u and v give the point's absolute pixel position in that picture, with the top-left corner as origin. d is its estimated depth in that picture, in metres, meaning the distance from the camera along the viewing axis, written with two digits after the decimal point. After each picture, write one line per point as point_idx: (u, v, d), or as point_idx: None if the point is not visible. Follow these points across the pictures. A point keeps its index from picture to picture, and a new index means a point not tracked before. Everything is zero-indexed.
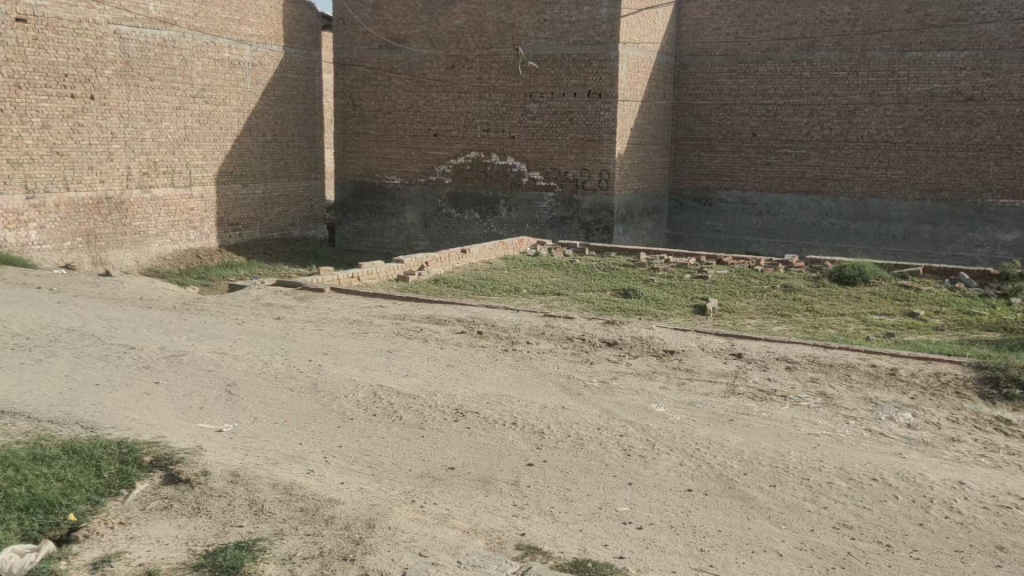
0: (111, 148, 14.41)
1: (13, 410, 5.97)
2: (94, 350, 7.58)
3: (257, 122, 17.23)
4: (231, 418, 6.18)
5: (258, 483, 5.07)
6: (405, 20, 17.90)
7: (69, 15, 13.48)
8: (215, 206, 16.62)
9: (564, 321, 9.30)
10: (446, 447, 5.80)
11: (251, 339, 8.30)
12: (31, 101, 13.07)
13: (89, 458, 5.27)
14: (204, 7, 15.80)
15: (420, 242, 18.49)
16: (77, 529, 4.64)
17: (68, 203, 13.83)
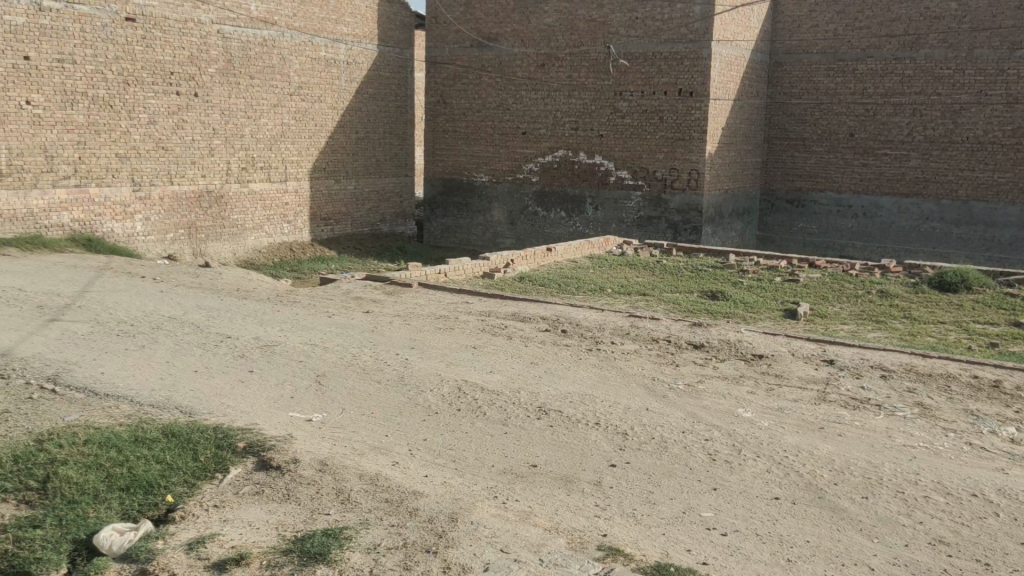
0: (212, 143, 14.96)
1: (117, 393, 6.28)
2: (194, 338, 7.89)
3: (350, 119, 17.61)
4: (320, 408, 6.34)
5: (345, 472, 5.18)
6: (496, 18, 18.01)
7: (176, 14, 14.05)
8: (308, 201, 17.06)
9: (650, 322, 9.22)
10: (529, 444, 5.82)
11: (341, 331, 8.49)
12: (138, 98, 13.67)
13: (187, 441, 5.48)
14: (303, 7, 16.25)
15: (506, 240, 18.58)
16: (173, 510, 4.84)
17: (171, 196, 14.45)
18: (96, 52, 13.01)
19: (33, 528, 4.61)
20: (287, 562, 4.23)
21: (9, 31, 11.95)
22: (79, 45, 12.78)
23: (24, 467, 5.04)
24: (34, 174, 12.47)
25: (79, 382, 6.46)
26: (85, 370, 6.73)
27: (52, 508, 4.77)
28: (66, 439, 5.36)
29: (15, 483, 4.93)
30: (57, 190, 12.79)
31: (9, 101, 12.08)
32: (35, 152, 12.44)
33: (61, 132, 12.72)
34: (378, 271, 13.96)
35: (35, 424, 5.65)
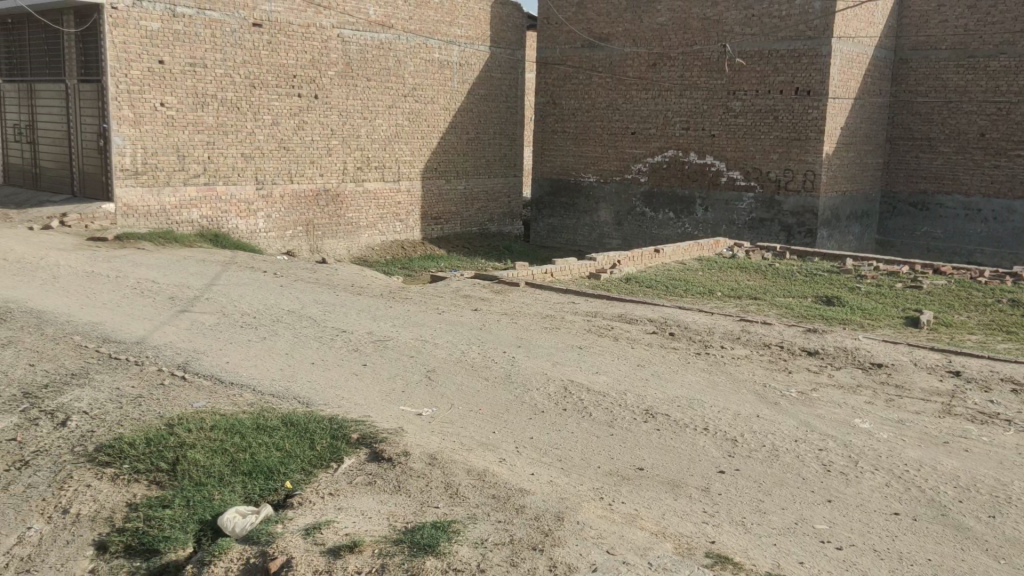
0: (330, 144, 15.46)
1: (241, 382, 6.60)
2: (311, 331, 8.19)
3: (461, 119, 17.88)
4: (430, 403, 6.48)
5: (454, 467, 5.28)
6: (608, 18, 17.93)
7: (300, 20, 14.59)
8: (420, 200, 17.42)
9: (761, 327, 9.02)
10: (635, 447, 5.80)
11: (450, 328, 8.65)
12: (264, 100, 14.27)
13: (305, 431, 5.71)
14: (419, 10, 16.61)
15: (613, 240, 18.47)
16: (291, 496, 5.04)
17: (291, 195, 15.05)
18: (225, 57, 13.65)
19: (163, 508, 4.89)
20: (398, 552, 4.34)
21: (146, 36, 12.68)
22: (209, 50, 13.44)
23: (156, 449, 5.35)
24: (166, 172, 13.22)
25: (206, 370, 6.82)
26: (212, 359, 7.10)
27: (180, 489, 5.05)
28: (194, 424, 5.67)
29: (147, 464, 5.24)
30: (187, 189, 13.51)
31: (145, 103, 12.83)
32: (168, 151, 13.18)
33: (192, 132, 13.43)
34: (485, 271, 13.51)
35: (166, 409, 5.99)
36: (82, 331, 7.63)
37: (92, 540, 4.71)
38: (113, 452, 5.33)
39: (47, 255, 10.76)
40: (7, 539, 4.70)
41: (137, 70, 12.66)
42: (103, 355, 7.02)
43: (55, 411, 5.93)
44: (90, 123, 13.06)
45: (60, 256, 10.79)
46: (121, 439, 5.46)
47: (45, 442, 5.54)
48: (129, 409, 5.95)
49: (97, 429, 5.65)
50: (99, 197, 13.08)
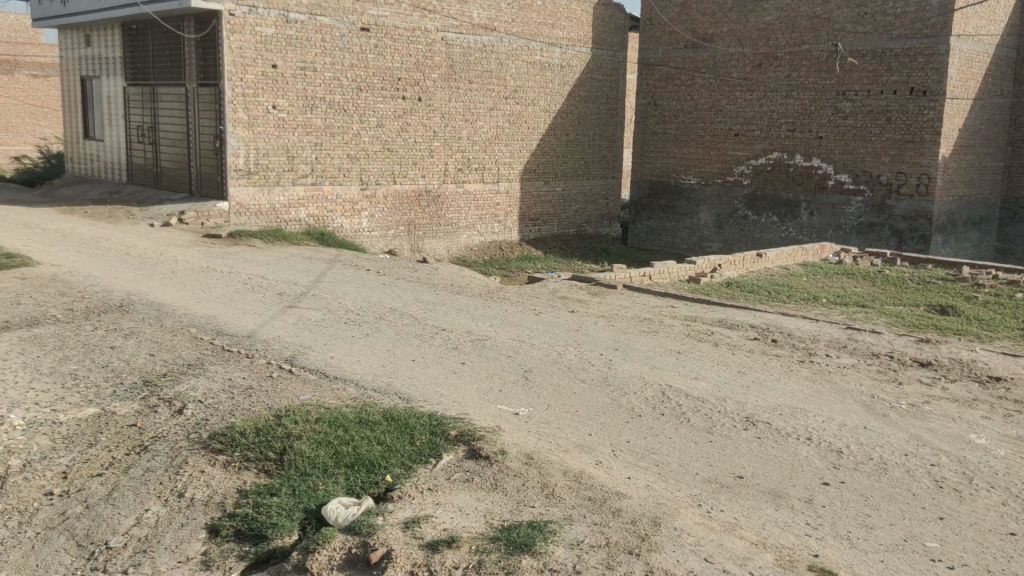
0: (433, 146, 15.72)
1: (345, 377, 6.80)
2: (412, 329, 8.36)
3: (562, 121, 17.90)
4: (526, 403, 6.52)
5: (550, 468, 5.30)
6: (713, 18, 17.64)
7: (405, 24, 14.90)
8: (518, 201, 17.55)
9: (869, 336, 8.71)
10: (735, 455, 5.69)
11: (547, 329, 8.68)
12: (369, 103, 14.63)
13: (406, 426, 5.82)
14: (522, 12, 16.72)
15: (713, 244, 18.13)
16: (392, 489, 5.15)
17: (394, 195, 15.38)
18: (334, 60, 14.05)
19: (271, 496, 5.08)
20: (495, 550, 4.39)
21: (261, 41, 13.19)
22: (320, 54, 13.86)
23: (265, 440, 5.56)
24: (277, 173, 13.75)
25: (312, 365, 7.05)
26: (317, 354, 7.33)
27: (287, 478, 5.23)
28: (301, 416, 5.87)
29: (257, 453, 5.45)
30: (296, 188, 14.02)
31: (258, 106, 13.34)
32: (278, 153, 13.68)
33: (301, 134, 13.89)
34: (583, 270, 14.60)
35: (274, 401, 6.22)
36: (198, 324, 8.00)
37: (204, 524, 4.90)
38: (225, 440, 5.57)
39: (166, 250, 11.33)
40: (127, 520, 4.96)
41: (252, 74, 13.18)
42: (217, 347, 7.35)
43: (172, 399, 6.24)
44: (208, 125, 13.71)
45: (178, 251, 11.35)
46: (233, 428, 5.71)
47: (162, 428, 5.84)
48: (239, 400, 6.21)
49: (210, 418, 5.92)
50: (215, 197, 13.73)
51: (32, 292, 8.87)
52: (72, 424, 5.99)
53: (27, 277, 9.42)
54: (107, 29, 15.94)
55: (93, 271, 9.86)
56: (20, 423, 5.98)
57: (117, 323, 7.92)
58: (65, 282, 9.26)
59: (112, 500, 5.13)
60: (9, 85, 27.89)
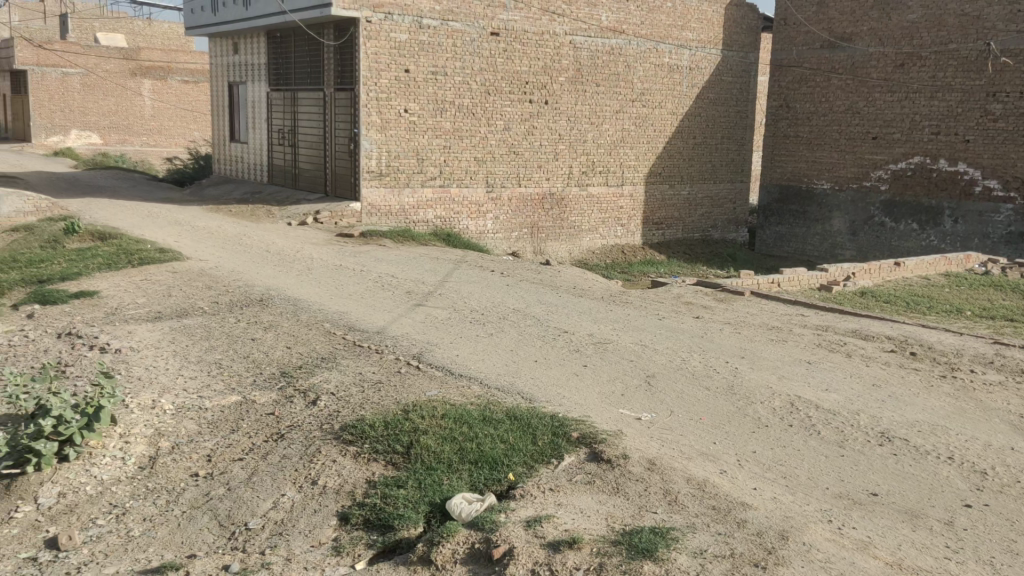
0: (558, 149, 15.78)
1: (470, 375, 6.93)
2: (535, 330, 8.44)
3: (689, 124, 17.63)
4: (650, 408, 6.46)
5: (673, 474, 5.25)
6: (852, 17, 16.98)
7: (534, 27, 15.02)
8: (642, 205, 17.42)
9: (1019, 353, 8.20)
10: (868, 471, 5.47)
11: (672, 334, 8.58)
12: (497, 106, 14.84)
13: (528, 426, 5.88)
14: (651, 15, 16.57)
15: (846, 251, 17.44)
16: (514, 487, 5.21)
17: (518, 198, 15.55)
18: (464, 65, 14.33)
19: (398, 488, 5.22)
20: (616, 553, 4.39)
21: (395, 47, 13.59)
22: (450, 58, 14.16)
23: (393, 433, 5.73)
24: (407, 175, 14.16)
25: (439, 362, 7.22)
26: (444, 351, 7.50)
27: (414, 472, 5.36)
28: (427, 412, 6.03)
29: (385, 445, 5.62)
30: (425, 190, 14.40)
31: (391, 109, 13.77)
32: (409, 155, 14.08)
33: (431, 137, 14.23)
34: (708, 270, 16.21)
35: (403, 395, 6.42)
36: (332, 319, 8.33)
37: (335, 512, 5.09)
38: (356, 432, 5.78)
39: (302, 248, 11.84)
40: (265, 504, 5.22)
41: (386, 78, 13.60)
42: (349, 342, 7.63)
43: (307, 390, 6.53)
44: (343, 129, 14.25)
45: (313, 250, 11.84)
46: (363, 421, 5.92)
47: (298, 418, 6.12)
48: (370, 393, 6.44)
49: (342, 410, 6.16)
50: (348, 197, 14.27)
51: (181, 285, 9.45)
52: (217, 410, 6.36)
53: (178, 271, 10.06)
54: (254, 36, 16.79)
55: (236, 267, 10.42)
56: (170, 407, 6.40)
57: (257, 317, 8.34)
58: (211, 277, 9.83)
59: (251, 483, 5.42)
60: (163, 90, 29.76)
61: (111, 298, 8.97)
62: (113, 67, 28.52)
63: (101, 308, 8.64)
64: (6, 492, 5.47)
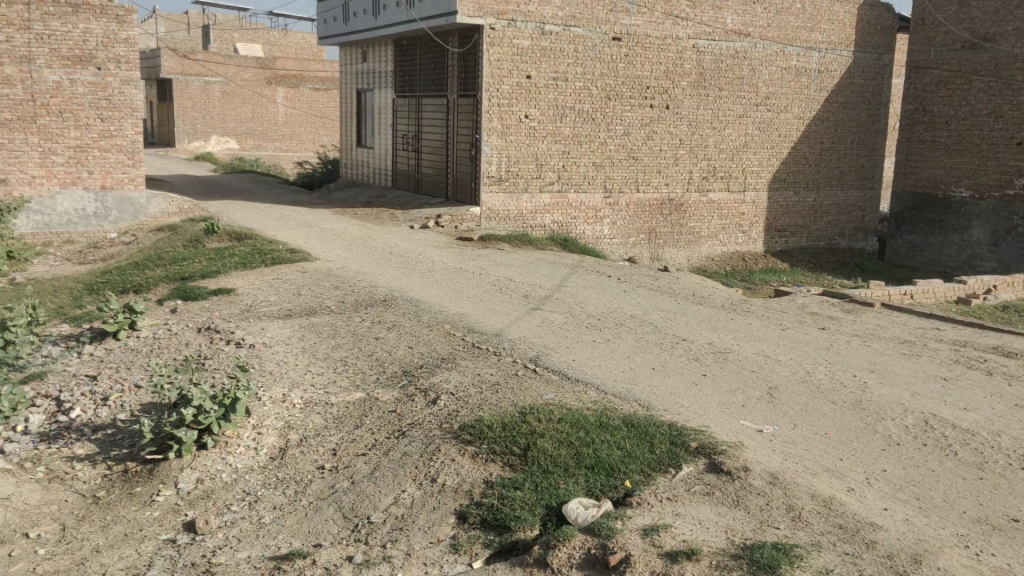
0: (678, 154, 15.57)
1: (586, 380, 6.92)
2: (652, 337, 8.35)
3: (816, 128, 17.07)
4: (772, 421, 6.29)
5: (797, 490, 5.09)
6: (996, 16, 16.05)
7: (657, 31, 14.87)
8: (765, 212, 16.98)
9: None
10: (1010, 496, 5.16)
11: (795, 346, 8.32)
12: (617, 111, 14.76)
13: (646, 434, 5.82)
14: (779, 16, 16.14)
15: (985, 263, 16.49)
16: (631, 494, 5.17)
17: (636, 203, 15.42)
18: (585, 70, 14.34)
19: (515, 489, 5.26)
20: (736, 567, 4.30)
21: (517, 53, 13.76)
22: (572, 64, 14.20)
23: (510, 434, 5.79)
24: (526, 180, 14.29)
25: (556, 366, 7.25)
26: (560, 355, 7.53)
27: (531, 474, 5.38)
28: (543, 415, 6.05)
29: (503, 447, 5.67)
30: (543, 195, 14.49)
31: (512, 115, 13.95)
32: (528, 160, 14.22)
33: (551, 143, 14.31)
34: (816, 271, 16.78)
35: (520, 398, 6.47)
36: (452, 321, 8.49)
37: (454, 510, 5.18)
38: (474, 432, 5.87)
39: (424, 251, 12.12)
40: (386, 499, 5.37)
41: (507, 84, 13.79)
42: (468, 343, 7.76)
43: (427, 389, 6.69)
44: (465, 135, 14.52)
45: (434, 252, 12.11)
46: (481, 421, 6.00)
47: (418, 416, 6.27)
48: (487, 394, 6.53)
49: (461, 410, 6.27)
50: (468, 201, 14.55)
51: (310, 284, 9.84)
52: (342, 406, 6.59)
53: (307, 271, 10.48)
54: (381, 45, 17.31)
55: (361, 268, 10.77)
56: (299, 401, 6.68)
57: (381, 316, 8.60)
58: (337, 277, 10.19)
59: (374, 478, 5.58)
60: (296, 97, 30.95)
61: (245, 295, 9.43)
62: (250, 75, 29.92)
63: (237, 305, 9.10)
64: (150, 475, 5.84)
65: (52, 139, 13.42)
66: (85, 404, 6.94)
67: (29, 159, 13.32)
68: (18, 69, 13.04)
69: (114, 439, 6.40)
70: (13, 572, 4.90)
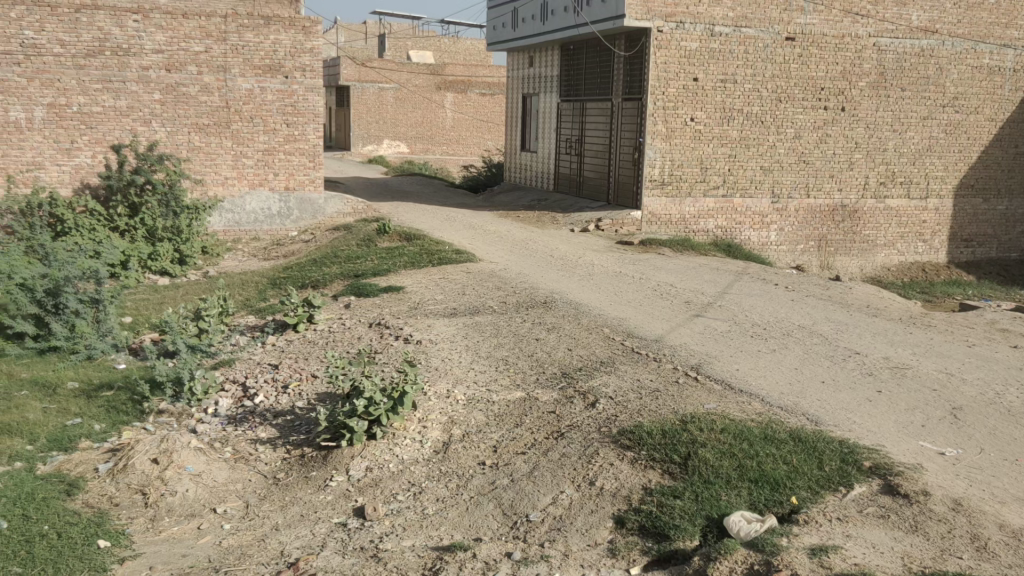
0: (853, 157, 14.82)
1: (750, 391, 6.72)
2: (822, 349, 7.99)
3: (1011, 131, 15.77)
4: (954, 443, 5.87)
5: (983, 519, 4.73)
6: None
7: (834, 30, 14.18)
8: (949, 220, 15.89)
9: None
10: None
11: (982, 364, 7.74)
12: (789, 114, 14.24)
13: (814, 450, 5.58)
14: (970, 13, 14.94)
15: None
16: (797, 512, 4.96)
17: (807, 209, 14.83)
18: (756, 72, 13.91)
19: (674, 498, 5.17)
20: None
21: (685, 55, 13.57)
22: (742, 65, 13.82)
23: (671, 442, 5.70)
24: (690, 184, 14.12)
25: (718, 375, 7.08)
26: (723, 364, 7.35)
27: (691, 484, 5.27)
28: (706, 425, 5.92)
29: (663, 454, 5.59)
30: (707, 200, 14.26)
31: (677, 118, 13.80)
32: (693, 164, 14.03)
33: (717, 146, 14.04)
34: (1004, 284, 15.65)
35: (681, 406, 6.36)
36: (612, 325, 8.47)
37: (612, 514, 5.16)
38: (634, 438, 5.82)
39: (585, 254, 12.16)
40: (545, 499, 5.42)
41: (673, 87, 13.64)
42: (628, 348, 7.72)
43: (587, 392, 6.70)
44: (629, 138, 14.46)
45: (595, 256, 12.13)
46: (641, 427, 5.94)
47: (577, 418, 6.29)
48: (647, 401, 6.46)
49: (621, 414, 6.23)
50: (630, 205, 14.52)
51: (474, 285, 10.10)
52: (502, 404, 6.72)
53: (471, 272, 10.74)
54: (548, 50, 17.50)
55: (523, 270, 10.93)
56: (462, 397, 6.86)
57: (543, 318, 8.70)
58: (500, 278, 10.40)
59: (533, 477, 5.65)
60: (464, 103, 31.75)
61: (414, 293, 9.79)
62: (421, 82, 31.02)
63: (406, 302, 9.46)
64: (324, 461, 6.17)
65: (243, 143, 14.45)
66: (267, 391, 7.44)
67: (222, 161, 14.41)
68: (215, 78, 14.10)
69: (293, 425, 6.82)
70: (202, 544, 5.32)
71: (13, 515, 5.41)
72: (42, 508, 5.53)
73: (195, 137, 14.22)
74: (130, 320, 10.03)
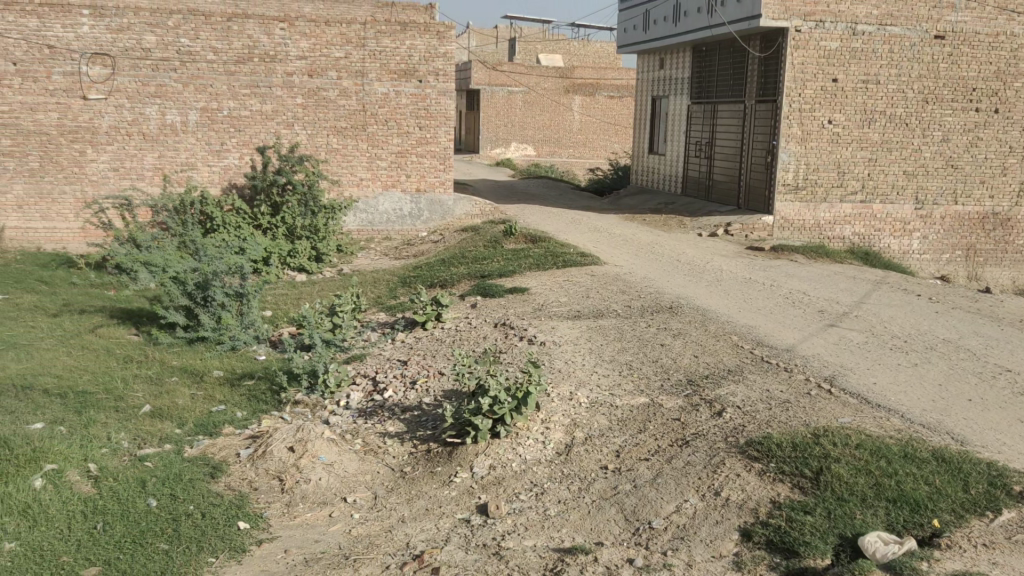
0: (1007, 162, 13.89)
1: (889, 407, 6.40)
2: (969, 365, 7.52)
3: None
4: None
5: None
6: None
7: (989, 28, 13.31)
8: None
9: None
10: None
11: None
12: (936, 115, 13.48)
13: (958, 470, 5.26)
14: None
15: None
16: (939, 536, 4.69)
17: (954, 216, 13.99)
18: (900, 72, 13.26)
19: (804, 513, 4.98)
20: None
21: (824, 55, 13.13)
22: (885, 65, 13.21)
23: (801, 455, 5.50)
24: (826, 188, 13.64)
25: (853, 388, 6.78)
26: (859, 377, 7.04)
27: (823, 500, 5.06)
28: (839, 439, 5.68)
29: (793, 467, 5.40)
30: (844, 206, 13.75)
31: (814, 120, 13.35)
32: (829, 168, 13.54)
33: (856, 150, 13.48)
34: None
35: (813, 418, 6.14)
36: (741, 333, 8.25)
37: (738, 526, 5.02)
38: (762, 449, 5.66)
39: (713, 259, 11.91)
40: (669, 506, 5.34)
41: (811, 89, 13.23)
42: (758, 357, 7.50)
43: (714, 400, 6.56)
44: (762, 141, 14.11)
45: (723, 261, 11.85)
46: (769, 439, 5.76)
47: (703, 426, 6.17)
48: (777, 412, 6.26)
49: (748, 425, 6.06)
50: (762, 210, 14.14)
51: (599, 288, 10.05)
52: (626, 409, 6.66)
53: (596, 275, 10.71)
54: (680, 51, 17.26)
55: (649, 274, 10.80)
56: (585, 400, 6.85)
57: (668, 323, 8.57)
58: (625, 282, 10.32)
59: (656, 484, 5.57)
60: (591, 105, 31.68)
61: (539, 295, 9.84)
62: (551, 85, 31.19)
63: (530, 304, 9.53)
64: (449, 457, 6.29)
65: (377, 145, 14.93)
66: (396, 386, 7.65)
67: (358, 163, 14.94)
68: (353, 83, 14.63)
69: (420, 420, 6.99)
70: (333, 531, 5.52)
71: (163, 494, 5.79)
72: (188, 489, 5.89)
73: (333, 139, 14.80)
74: (270, 313, 10.54)
